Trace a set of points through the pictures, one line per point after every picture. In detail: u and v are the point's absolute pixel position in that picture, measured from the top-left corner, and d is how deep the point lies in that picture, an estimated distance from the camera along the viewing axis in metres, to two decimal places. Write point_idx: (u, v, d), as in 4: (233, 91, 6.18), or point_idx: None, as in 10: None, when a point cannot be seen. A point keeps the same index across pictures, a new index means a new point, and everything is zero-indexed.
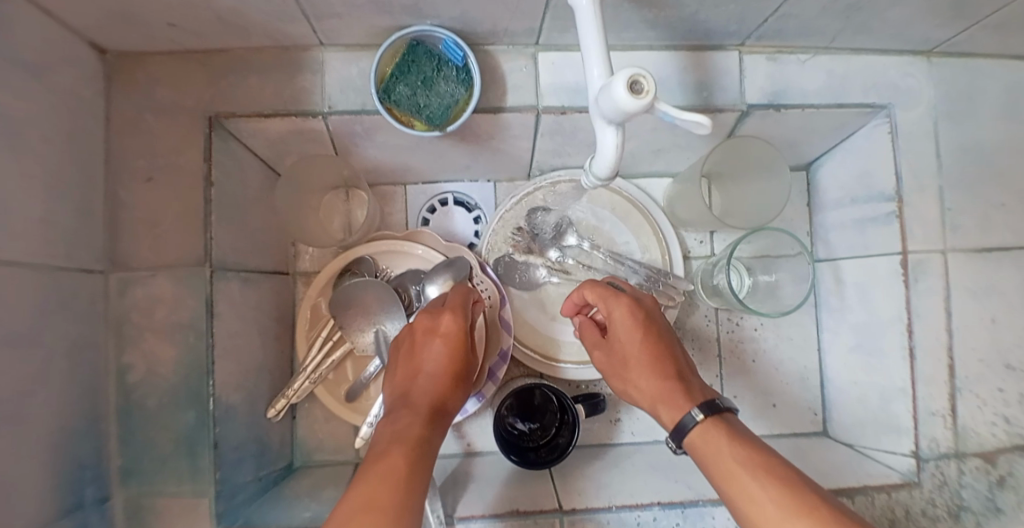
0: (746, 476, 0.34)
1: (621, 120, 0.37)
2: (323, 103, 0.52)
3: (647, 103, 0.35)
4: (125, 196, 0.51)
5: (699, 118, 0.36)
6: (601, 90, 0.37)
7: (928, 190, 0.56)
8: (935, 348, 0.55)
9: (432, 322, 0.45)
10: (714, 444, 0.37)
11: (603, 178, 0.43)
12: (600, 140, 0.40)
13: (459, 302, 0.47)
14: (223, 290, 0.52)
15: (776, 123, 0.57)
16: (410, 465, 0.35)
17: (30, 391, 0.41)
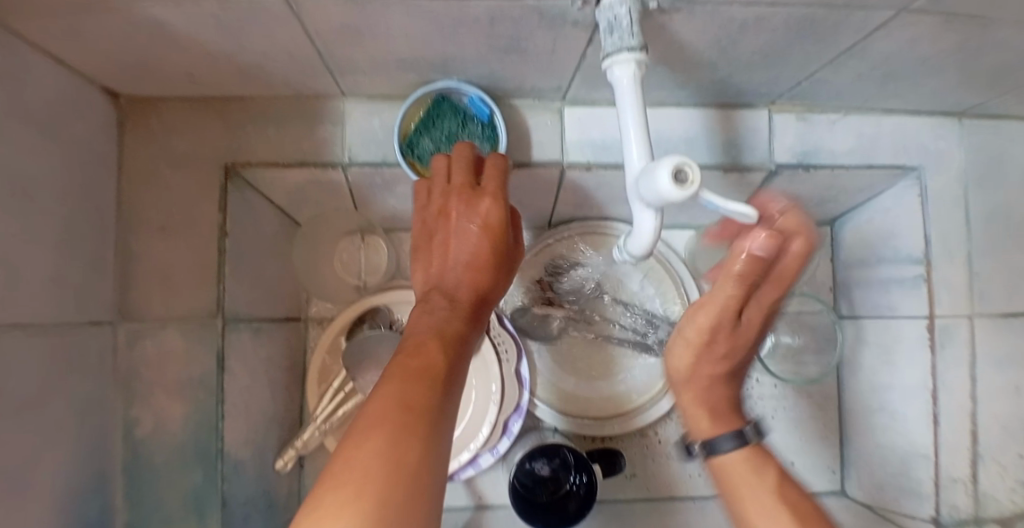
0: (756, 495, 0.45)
1: (661, 205, 0.36)
2: (343, 154, 0.50)
3: (691, 193, 0.34)
4: (137, 245, 0.50)
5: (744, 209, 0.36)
6: (643, 175, 0.36)
7: (955, 254, 0.55)
8: (959, 415, 0.54)
9: (467, 201, 0.38)
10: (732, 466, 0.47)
11: (639, 254, 0.42)
12: (637, 221, 0.39)
13: (498, 183, 0.39)
14: (235, 342, 0.51)
15: (804, 182, 0.55)
16: (414, 456, 0.27)
17: (43, 459, 0.40)
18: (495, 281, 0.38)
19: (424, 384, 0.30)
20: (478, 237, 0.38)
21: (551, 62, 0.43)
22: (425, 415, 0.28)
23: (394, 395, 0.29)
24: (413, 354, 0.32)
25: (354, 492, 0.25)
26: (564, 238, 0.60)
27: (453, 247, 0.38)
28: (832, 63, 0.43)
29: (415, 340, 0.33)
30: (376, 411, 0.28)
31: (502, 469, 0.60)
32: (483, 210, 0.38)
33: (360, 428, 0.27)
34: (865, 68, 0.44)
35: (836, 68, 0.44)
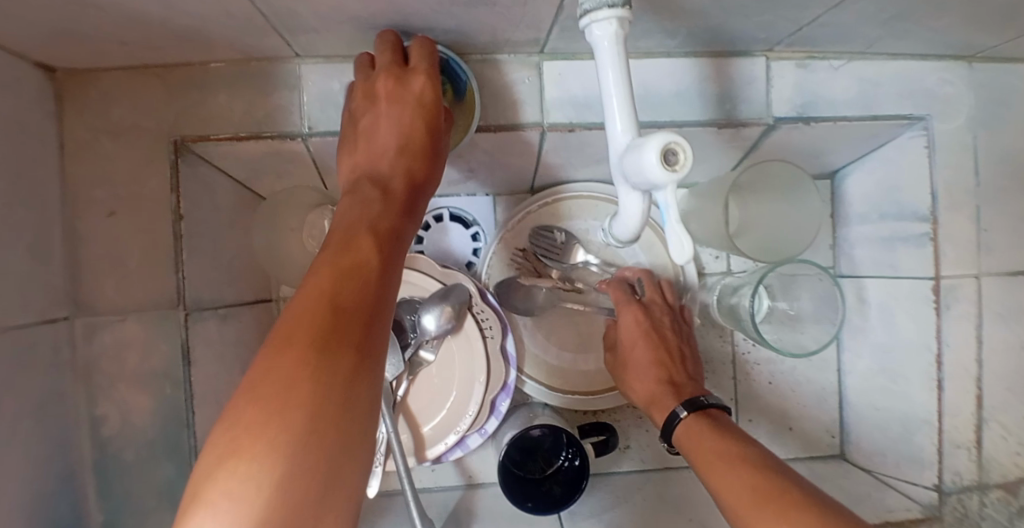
0: (719, 464, 0.37)
1: (648, 190, 0.33)
2: (302, 123, 0.46)
3: (678, 178, 0.30)
4: (84, 230, 0.46)
5: (686, 244, 0.31)
6: (628, 154, 0.32)
7: (961, 208, 0.52)
8: (962, 376, 0.52)
9: (397, 82, 0.39)
10: (697, 433, 0.41)
11: (624, 241, 0.39)
12: (622, 207, 0.35)
13: (427, 61, 0.40)
14: (200, 332, 0.48)
15: (802, 135, 0.51)
16: (361, 336, 0.26)
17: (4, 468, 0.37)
18: (426, 167, 0.40)
19: (360, 265, 0.29)
20: (410, 121, 0.39)
21: (524, 13, 0.38)
22: (364, 299, 0.27)
23: (335, 280, 0.27)
24: (346, 245, 0.30)
25: (282, 398, 0.23)
26: (547, 202, 0.57)
27: (381, 133, 0.39)
28: (836, 6, 0.38)
29: (346, 232, 0.31)
30: (307, 302, 0.26)
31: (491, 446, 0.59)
32: (412, 104, 0.39)
33: (293, 324, 0.25)
34: (871, 11, 0.40)
35: (839, 11, 0.39)
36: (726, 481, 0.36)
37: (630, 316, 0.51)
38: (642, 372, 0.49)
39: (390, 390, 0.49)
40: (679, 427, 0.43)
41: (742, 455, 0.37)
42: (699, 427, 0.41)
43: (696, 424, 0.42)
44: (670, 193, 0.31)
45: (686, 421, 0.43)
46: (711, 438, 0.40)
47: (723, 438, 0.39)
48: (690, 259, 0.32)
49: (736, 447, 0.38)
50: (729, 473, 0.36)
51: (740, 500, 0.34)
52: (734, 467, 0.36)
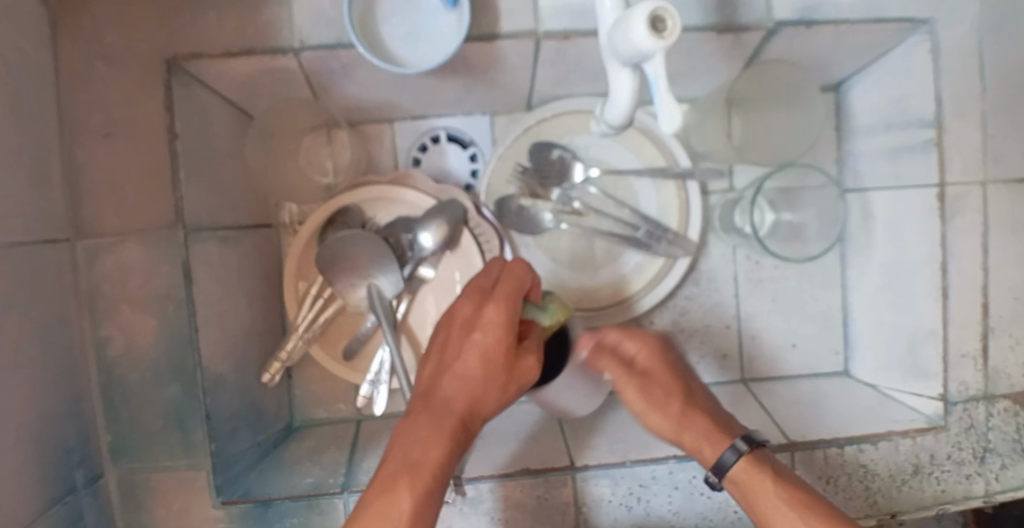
0: (780, 510, 0.39)
1: (636, 64, 0.32)
2: (293, 38, 0.45)
3: (667, 47, 0.29)
4: (82, 155, 0.45)
5: (674, 111, 0.29)
6: (617, 27, 0.31)
7: (969, 114, 0.51)
8: (968, 287, 0.51)
9: (465, 326, 0.37)
10: (747, 480, 0.42)
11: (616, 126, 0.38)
12: (612, 89, 0.34)
13: (508, 297, 0.36)
14: (201, 252, 0.48)
15: (805, 43, 0.49)
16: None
17: (8, 383, 0.37)
18: (496, 398, 0.36)
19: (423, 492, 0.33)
20: (478, 353, 0.35)
21: None
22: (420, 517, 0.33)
23: (402, 505, 0.33)
24: (385, 490, 0.33)
25: None
26: (547, 118, 0.56)
27: (452, 359, 0.36)
28: None
29: (392, 468, 0.35)
30: (356, 527, 0.32)
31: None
32: (485, 324, 0.35)
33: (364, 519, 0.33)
34: None
35: None
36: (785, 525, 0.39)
37: (619, 376, 0.49)
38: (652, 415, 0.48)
39: (391, 308, 0.52)
40: (729, 475, 0.43)
41: (790, 489, 0.40)
42: (750, 468, 0.42)
43: (749, 464, 0.42)
44: (658, 64, 0.30)
45: (735, 468, 0.42)
46: (762, 482, 0.41)
47: (774, 476, 0.41)
48: (679, 130, 0.30)
49: (788, 481, 0.41)
50: (788, 514, 0.39)
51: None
52: (791, 510, 0.39)
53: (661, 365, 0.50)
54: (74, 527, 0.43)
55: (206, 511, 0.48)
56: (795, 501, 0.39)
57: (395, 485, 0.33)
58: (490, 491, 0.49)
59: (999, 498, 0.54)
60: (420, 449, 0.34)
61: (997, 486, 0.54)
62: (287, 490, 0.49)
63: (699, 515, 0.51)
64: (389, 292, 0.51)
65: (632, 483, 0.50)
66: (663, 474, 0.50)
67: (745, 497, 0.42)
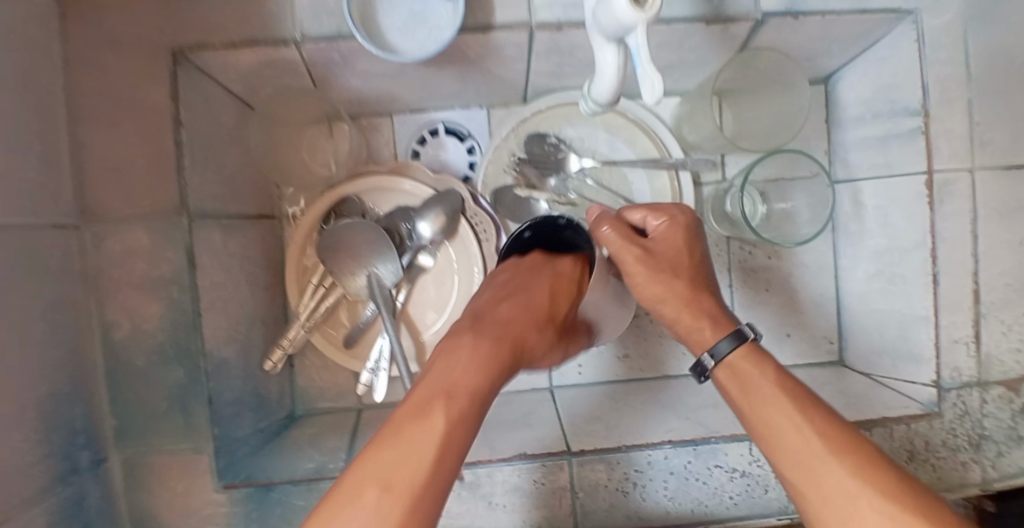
0: (778, 405, 0.38)
1: (621, 37, 0.34)
2: (294, 29, 0.46)
3: (648, 19, 0.31)
4: (90, 141, 0.47)
5: (656, 81, 0.32)
6: (601, 3, 0.33)
7: (955, 100, 0.52)
8: (959, 271, 0.52)
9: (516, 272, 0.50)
10: (740, 373, 0.40)
11: (604, 102, 0.41)
12: (599, 61, 0.37)
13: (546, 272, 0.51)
14: (204, 239, 0.49)
15: (793, 33, 0.50)
16: (427, 495, 0.29)
17: (14, 360, 0.38)
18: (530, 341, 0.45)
19: (459, 420, 0.33)
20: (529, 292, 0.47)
21: None
22: (436, 480, 0.30)
23: (442, 421, 0.32)
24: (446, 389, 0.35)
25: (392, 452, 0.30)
26: (541, 110, 0.57)
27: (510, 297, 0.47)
28: None
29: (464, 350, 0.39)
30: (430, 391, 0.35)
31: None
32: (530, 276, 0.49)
33: (384, 456, 0.30)
34: None
35: None
36: (779, 419, 0.37)
37: (642, 263, 0.45)
38: (654, 298, 0.45)
39: (390, 296, 0.53)
40: (721, 367, 0.42)
41: (788, 388, 0.39)
42: (746, 363, 0.41)
43: (746, 357, 0.41)
44: (641, 36, 0.33)
45: (729, 362, 0.41)
46: (757, 376, 0.40)
47: (772, 373, 0.40)
48: (660, 99, 0.33)
49: (784, 378, 0.40)
50: (785, 416, 0.37)
51: (794, 443, 0.36)
52: (787, 403, 0.38)
53: (677, 244, 0.46)
54: (78, 506, 0.44)
55: (208, 495, 0.49)
56: (790, 398, 0.38)
57: (443, 377, 0.36)
58: (488, 476, 0.49)
59: (996, 486, 0.53)
60: (456, 353, 0.38)
61: (994, 474, 0.53)
62: (289, 473, 0.49)
63: (694, 501, 0.51)
64: (388, 281, 0.52)
65: (629, 468, 0.50)
66: (658, 459, 0.50)
67: (740, 382, 0.40)
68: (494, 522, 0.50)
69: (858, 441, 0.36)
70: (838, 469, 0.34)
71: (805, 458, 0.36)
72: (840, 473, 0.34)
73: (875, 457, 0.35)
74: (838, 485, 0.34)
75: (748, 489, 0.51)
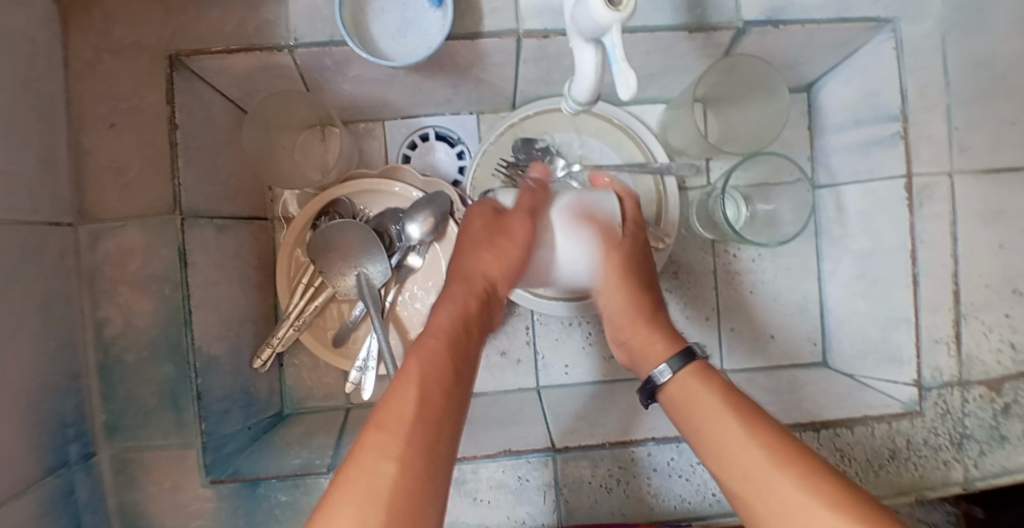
0: (720, 424, 0.37)
1: (599, 37, 0.35)
2: (289, 35, 0.48)
3: (623, 18, 0.33)
4: (87, 142, 0.48)
5: (631, 78, 0.33)
6: (579, 2, 0.34)
7: (933, 107, 0.53)
8: (940, 273, 0.53)
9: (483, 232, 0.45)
10: (687, 396, 0.40)
11: (584, 102, 0.42)
12: (578, 62, 0.38)
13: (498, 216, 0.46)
14: (197, 238, 0.50)
15: (776, 41, 0.52)
16: (415, 462, 0.30)
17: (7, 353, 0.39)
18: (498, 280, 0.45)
19: (439, 385, 0.34)
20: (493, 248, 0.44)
21: None
22: (421, 450, 0.31)
23: (418, 371, 0.35)
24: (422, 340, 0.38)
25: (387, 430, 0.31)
26: (529, 115, 0.58)
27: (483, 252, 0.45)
28: None
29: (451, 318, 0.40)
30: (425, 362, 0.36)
31: (496, 356, 0.63)
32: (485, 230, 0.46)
33: (373, 430, 0.31)
34: None
35: None
36: (720, 433, 0.36)
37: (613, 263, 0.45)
38: (620, 321, 0.47)
39: (379, 296, 0.53)
40: (665, 387, 0.42)
41: (731, 402, 0.38)
42: (697, 382, 0.40)
43: (694, 373, 0.41)
44: (616, 35, 0.34)
45: (675, 379, 0.41)
46: (704, 397, 0.39)
47: (716, 386, 0.39)
48: (635, 96, 0.34)
49: (729, 390, 0.39)
50: (728, 424, 0.36)
51: (742, 463, 0.34)
52: (731, 419, 0.37)
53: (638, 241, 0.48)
54: (67, 499, 0.45)
55: (196, 490, 0.50)
56: (728, 406, 0.38)
57: (425, 346, 0.37)
58: (473, 472, 0.50)
59: (978, 485, 0.54)
60: (435, 318, 0.40)
61: (976, 472, 0.54)
62: (276, 469, 0.50)
63: (677, 498, 0.52)
64: (377, 281, 0.53)
65: (613, 465, 0.51)
66: (642, 457, 0.51)
67: (680, 406, 0.40)
68: (478, 519, 0.51)
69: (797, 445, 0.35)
70: (786, 478, 0.32)
71: (750, 472, 0.34)
72: (786, 483, 0.32)
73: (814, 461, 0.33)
74: (786, 497, 0.31)
75: None
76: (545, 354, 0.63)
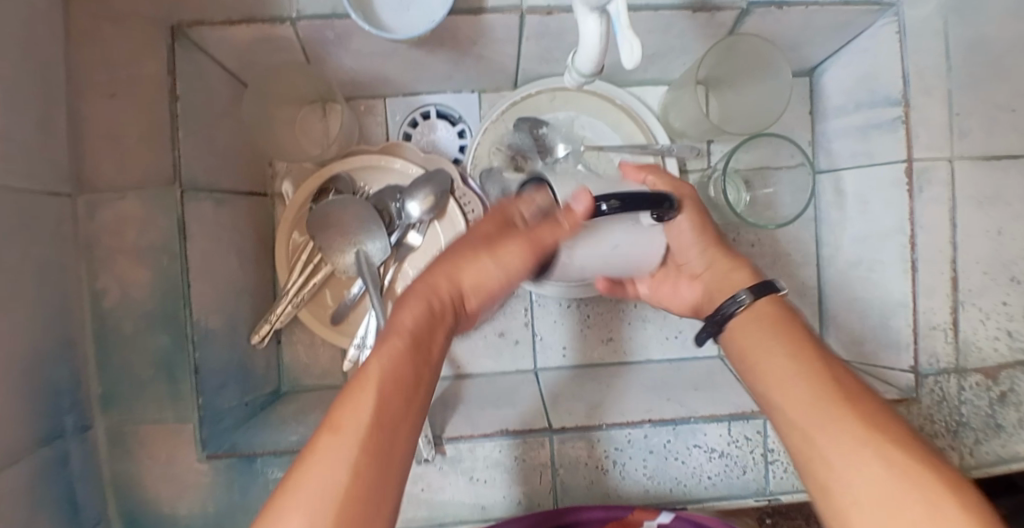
0: (775, 361, 0.36)
1: (604, 5, 0.36)
2: (289, 7, 0.47)
3: None
4: (86, 111, 0.48)
5: (636, 45, 0.34)
6: None
7: (935, 91, 0.53)
8: (939, 259, 0.53)
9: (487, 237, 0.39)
10: (748, 331, 0.39)
11: (588, 74, 0.42)
12: (581, 32, 0.38)
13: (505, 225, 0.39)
14: (195, 210, 0.50)
15: (779, 23, 0.51)
16: (354, 503, 0.26)
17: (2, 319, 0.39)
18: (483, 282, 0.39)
19: (393, 411, 0.30)
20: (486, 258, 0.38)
21: None
22: (360, 483, 0.27)
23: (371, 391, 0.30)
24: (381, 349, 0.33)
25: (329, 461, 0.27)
26: (530, 95, 0.57)
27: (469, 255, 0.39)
28: None
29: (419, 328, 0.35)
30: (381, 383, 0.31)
31: (493, 336, 0.63)
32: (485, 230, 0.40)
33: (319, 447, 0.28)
34: None
35: None
36: (777, 373, 0.35)
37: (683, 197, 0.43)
38: (687, 250, 0.45)
39: (378, 274, 0.53)
40: (732, 321, 0.40)
41: (796, 346, 0.36)
42: (764, 316, 0.39)
43: (764, 308, 0.39)
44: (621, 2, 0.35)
45: (747, 310, 0.40)
46: (761, 336, 0.38)
47: (783, 326, 0.38)
48: (640, 63, 0.35)
49: (791, 330, 0.37)
50: (786, 364, 0.35)
51: (793, 396, 0.34)
52: (790, 361, 0.35)
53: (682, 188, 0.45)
54: (61, 468, 0.45)
55: (192, 463, 0.49)
56: (789, 346, 0.36)
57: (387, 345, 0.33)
58: (470, 450, 0.50)
59: (974, 473, 0.54)
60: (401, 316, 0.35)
61: (972, 460, 0.54)
62: (272, 444, 0.50)
63: (673, 480, 0.52)
64: (376, 259, 0.53)
65: (609, 447, 0.51)
66: (639, 438, 0.51)
67: (738, 347, 0.39)
68: (473, 497, 0.51)
69: (866, 394, 0.32)
70: (840, 419, 0.31)
71: (797, 413, 0.33)
72: (840, 429, 0.30)
73: (875, 406, 0.31)
74: (833, 433, 0.31)
75: (726, 470, 0.52)
76: (543, 335, 0.63)
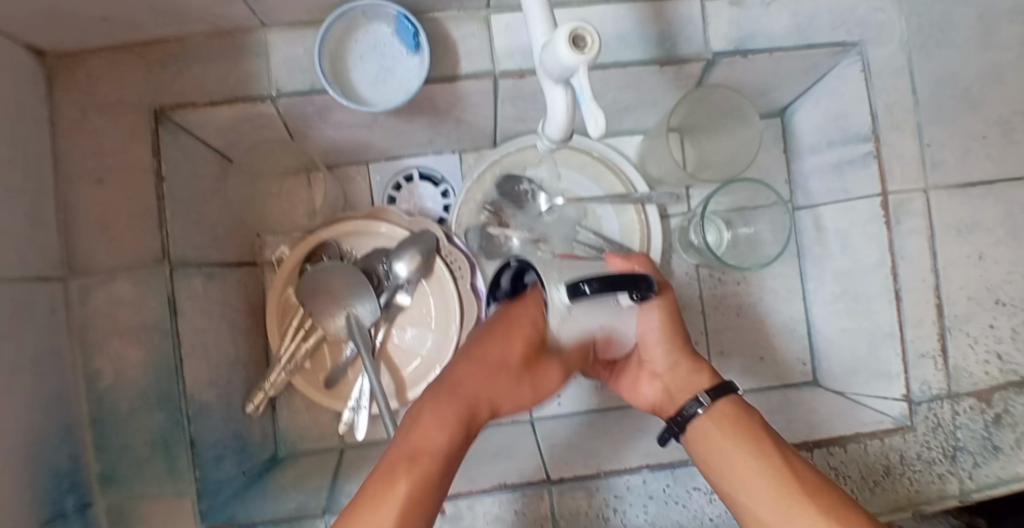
0: (740, 466, 0.39)
1: (567, 78, 0.37)
2: (270, 86, 0.49)
3: (590, 59, 0.35)
4: (76, 198, 0.49)
5: (599, 117, 0.35)
6: (546, 48, 0.36)
7: (904, 125, 0.54)
8: (920, 287, 0.53)
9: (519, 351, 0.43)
10: (710, 432, 0.42)
11: (558, 139, 0.43)
12: (549, 102, 0.40)
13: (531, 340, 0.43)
14: (186, 287, 0.50)
15: (745, 69, 0.53)
16: None
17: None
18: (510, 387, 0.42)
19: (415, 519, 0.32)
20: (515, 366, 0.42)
21: None
22: None
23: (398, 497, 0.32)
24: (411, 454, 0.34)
25: None
26: (510, 152, 0.59)
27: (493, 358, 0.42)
28: None
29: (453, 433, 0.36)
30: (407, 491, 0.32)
31: None
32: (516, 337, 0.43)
33: None
34: None
35: None
36: (745, 479, 0.39)
37: (662, 302, 0.45)
38: (654, 349, 0.46)
39: (369, 336, 0.54)
40: (694, 422, 0.43)
41: (750, 446, 0.40)
42: (722, 417, 0.42)
43: (724, 410, 0.42)
44: (583, 76, 0.36)
45: (706, 415, 0.42)
46: (721, 439, 0.41)
47: (740, 424, 0.41)
48: (605, 133, 0.35)
49: (748, 425, 0.41)
50: (750, 467, 0.39)
51: (765, 504, 0.38)
52: (753, 465, 0.39)
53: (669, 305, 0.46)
54: None
55: None
56: (748, 446, 0.40)
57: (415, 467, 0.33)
58: (469, 508, 0.50)
59: (974, 497, 0.53)
60: (432, 428, 0.36)
61: (970, 484, 0.53)
62: (271, 512, 0.49)
63: (676, 526, 0.51)
64: (367, 321, 0.53)
65: (608, 495, 0.50)
66: (636, 485, 0.51)
67: (702, 453, 0.42)
68: None
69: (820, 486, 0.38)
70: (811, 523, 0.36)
71: (771, 516, 0.38)
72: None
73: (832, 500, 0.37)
74: None
75: (728, 512, 0.52)
76: None
